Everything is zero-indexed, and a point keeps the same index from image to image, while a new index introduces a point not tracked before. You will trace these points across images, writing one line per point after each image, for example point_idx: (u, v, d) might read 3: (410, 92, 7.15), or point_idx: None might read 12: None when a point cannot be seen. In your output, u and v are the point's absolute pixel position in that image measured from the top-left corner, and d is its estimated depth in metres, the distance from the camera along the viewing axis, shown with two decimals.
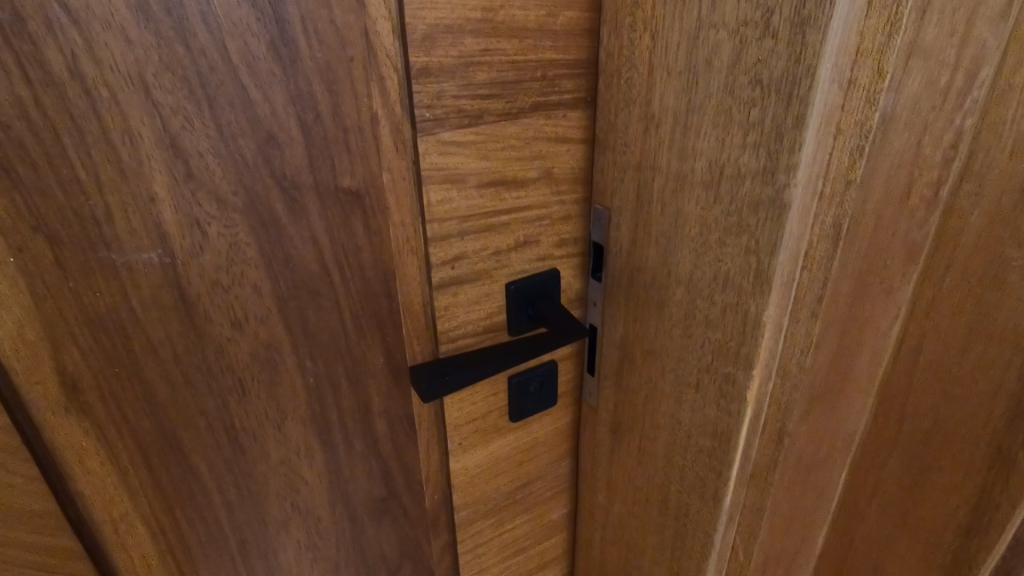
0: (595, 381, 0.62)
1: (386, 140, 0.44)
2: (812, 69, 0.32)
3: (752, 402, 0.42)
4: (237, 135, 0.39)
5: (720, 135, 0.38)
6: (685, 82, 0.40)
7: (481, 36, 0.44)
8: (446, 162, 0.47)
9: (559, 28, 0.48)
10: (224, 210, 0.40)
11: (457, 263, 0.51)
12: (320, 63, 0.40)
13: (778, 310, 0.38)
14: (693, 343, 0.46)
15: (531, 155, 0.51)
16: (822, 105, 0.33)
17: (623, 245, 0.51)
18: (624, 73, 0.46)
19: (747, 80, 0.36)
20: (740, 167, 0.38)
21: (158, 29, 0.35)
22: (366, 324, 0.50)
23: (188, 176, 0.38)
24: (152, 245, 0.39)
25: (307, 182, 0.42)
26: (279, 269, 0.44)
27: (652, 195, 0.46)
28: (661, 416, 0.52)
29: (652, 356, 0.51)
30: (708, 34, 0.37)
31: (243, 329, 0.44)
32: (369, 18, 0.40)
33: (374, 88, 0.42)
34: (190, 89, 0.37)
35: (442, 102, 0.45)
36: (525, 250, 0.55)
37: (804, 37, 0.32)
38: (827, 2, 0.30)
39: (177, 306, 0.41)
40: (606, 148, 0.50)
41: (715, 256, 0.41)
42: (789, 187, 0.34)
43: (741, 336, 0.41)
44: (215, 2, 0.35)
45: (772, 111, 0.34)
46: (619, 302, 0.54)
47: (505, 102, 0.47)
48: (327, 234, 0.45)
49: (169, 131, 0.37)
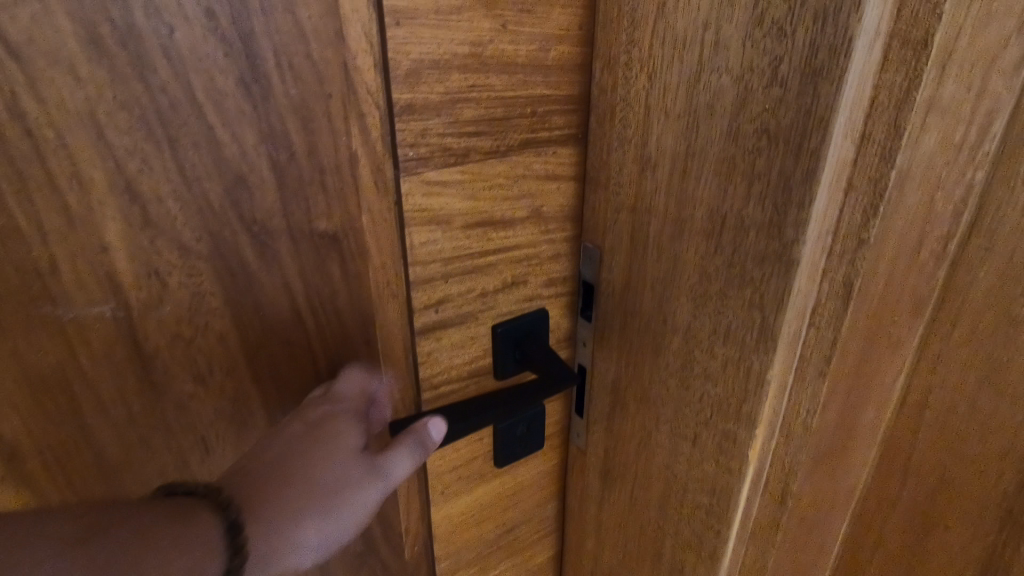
0: (584, 424, 0.59)
1: (365, 182, 0.40)
2: (825, 122, 0.30)
3: (754, 461, 0.40)
4: (203, 178, 0.36)
5: (722, 183, 0.36)
6: (685, 127, 0.38)
7: (469, 71, 0.41)
8: (431, 203, 0.43)
9: (550, 62, 0.45)
10: (187, 258, 0.38)
11: (442, 308, 0.47)
12: (295, 100, 0.37)
13: (783, 368, 0.36)
14: (691, 396, 0.43)
15: (519, 194, 0.47)
16: (834, 160, 0.31)
17: (615, 288, 0.49)
18: (620, 112, 0.44)
19: (753, 128, 0.34)
20: (743, 218, 0.36)
21: (113, 65, 0.32)
22: (342, 372, 0.47)
23: (146, 223, 0.36)
24: (104, 297, 0.37)
25: (279, 226, 0.40)
26: (247, 315, 0.41)
27: (647, 239, 0.44)
28: (656, 469, 0.49)
29: (646, 405, 0.49)
30: (709, 79, 0.35)
31: (206, 382, 0.42)
32: (349, 52, 0.37)
33: (354, 126, 0.39)
34: (150, 130, 0.34)
35: (426, 140, 0.41)
36: (511, 291, 0.51)
37: (815, 88, 0.30)
38: (843, 54, 0.28)
39: (131, 360, 0.39)
40: (598, 188, 0.48)
41: (716, 308, 0.39)
42: (799, 243, 0.33)
43: (743, 392, 0.39)
44: (179, 36, 0.33)
45: (779, 162, 0.33)
46: (611, 345, 0.51)
47: (493, 139, 0.44)
48: (301, 280, 0.42)
49: (125, 174, 0.35)
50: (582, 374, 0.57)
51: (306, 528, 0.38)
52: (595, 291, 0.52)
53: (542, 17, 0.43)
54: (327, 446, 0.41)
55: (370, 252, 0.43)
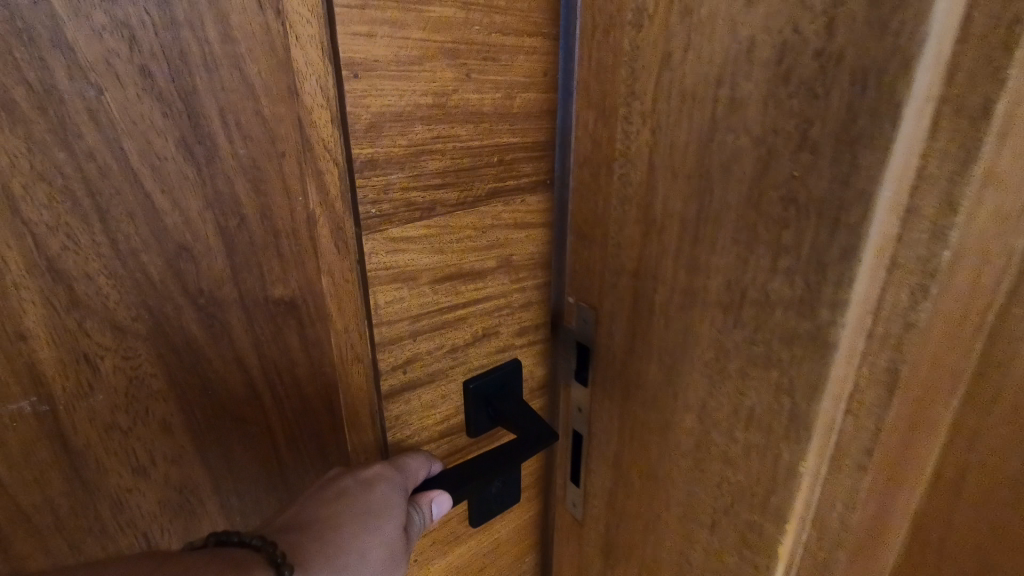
0: (580, 493, 0.54)
1: (324, 242, 0.37)
2: (869, 195, 0.26)
3: (784, 556, 0.36)
4: (139, 251, 0.32)
5: (741, 254, 0.33)
6: (695, 187, 0.34)
7: (433, 122, 0.38)
8: (395, 261, 0.39)
9: (518, 110, 0.42)
10: (122, 338, 0.34)
11: (410, 367, 0.43)
12: (244, 160, 0.33)
13: (817, 459, 0.33)
14: (706, 480, 0.39)
15: (490, 245, 0.44)
16: (876, 236, 0.27)
17: (616, 355, 0.45)
18: (619, 166, 0.40)
19: (778, 196, 0.30)
20: (768, 294, 0.32)
21: (30, 132, 0.28)
22: (303, 444, 0.42)
23: (72, 304, 0.32)
24: (22, 392, 0.32)
25: (230, 296, 0.36)
26: (193, 396, 0.37)
27: (653, 306, 0.40)
28: (665, 554, 0.45)
29: (652, 484, 0.44)
30: (723, 139, 0.32)
31: (149, 473, 0.37)
32: (303, 107, 0.33)
33: (311, 185, 0.35)
34: (74, 199, 0.30)
35: (390, 195, 0.38)
36: (484, 343, 0.48)
37: (856, 157, 0.26)
38: (887, 122, 0.25)
39: (58, 460, 0.34)
40: (597, 245, 0.44)
41: (736, 388, 0.35)
42: (836, 327, 0.29)
43: (770, 483, 0.35)
44: (107, 96, 0.29)
45: (811, 235, 0.29)
46: (612, 415, 0.47)
47: (461, 191, 0.41)
48: (255, 351, 0.38)
49: (45, 252, 0.30)
50: (579, 440, 0.52)
51: None
52: (585, 349, 0.48)
53: (507, 64, 0.40)
54: (374, 510, 0.39)
55: (330, 316, 0.39)
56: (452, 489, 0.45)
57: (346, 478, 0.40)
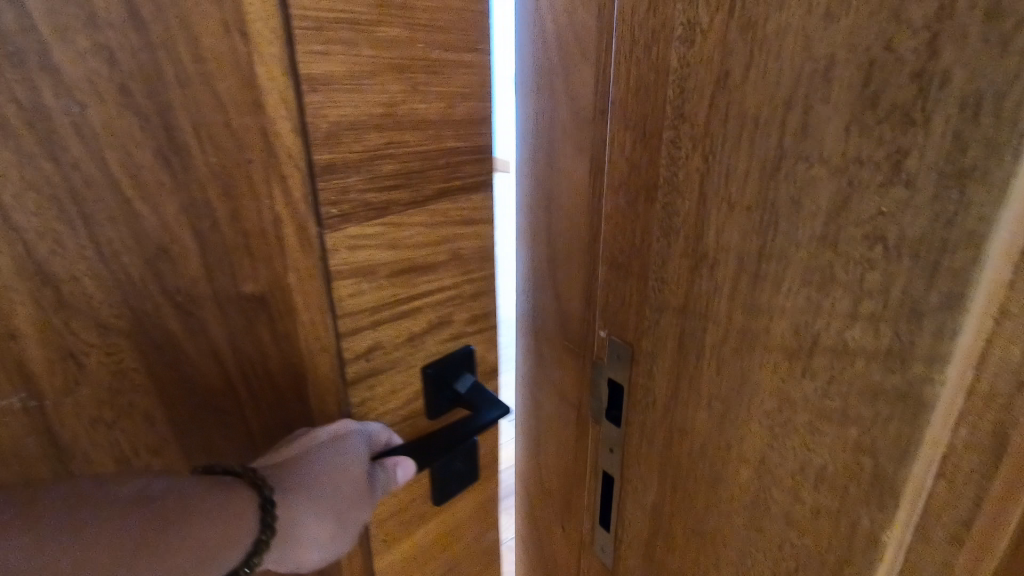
0: (610, 538, 0.51)
1: (290, 243, 0.36)
2: (979, 235, 0.23)
3: None
4: (120, 252, 0.34)
5: (813, 297, 0.29)
6: (756, 221, 0.31)
7: (385, 130, 0.36)
8: (353, 259, 0.38)
9: (464, 111, 0.40)
10: (106, 333, 0.36)
11: (371, 356, 0.41)
12: (215, 167, 0.34)
13: (905, 529, 0.29)
14: (766, 539, 0.36)
15: (445, 238, 0.42)
16: (989, 281, 0.24)
17: (655, 396, 0.41)
18: (664, 192, 0.36)
19: (862, 234, 0.27)
20: (848, 342, 0.28)
21: (20, 146, 0.30)
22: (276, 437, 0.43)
23: (60, 305, 0.34)
24: (11, 387, 0.34)
25: (205, 293, 0.37)
26: (174, 384, 0.39)
27: (700, 347, 0.36)
28: None
29: (701, 539, 0.40)
30: (795, 168, 0.28)
31: (134, 462, 0.40)
32: (268, 117, 0.33)
33: (275, 189, 0.34)
34: (62, 209, 0.32)
35: (347, 198, 0.36)
36: (439, 331, 0.45)
37: (965, 192, 0.23)
38: (1008, 149, 0.22)
39: (48, 453, 0.37)
40: (640, 276, 0.40)
41: (802, 444, 0.32)
42: (935, 383, 0.26)
43: (848, 549, 0.31)
44: (90, 110, 0.31)
45: (902, 279, 0.26)
46: (651, 461, 0.43)
47: (413, 190, 0.39)
48: (229, 347, 0.39)
49: (34, 254, 0.32)
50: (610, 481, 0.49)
51: (312, 519, 0.39)
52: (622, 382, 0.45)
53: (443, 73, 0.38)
54: (342, 464, 0.39)
55: (298, 313, 0.37)
56: (418, 457, 0.44)
57: (318, 433, 0.40)
